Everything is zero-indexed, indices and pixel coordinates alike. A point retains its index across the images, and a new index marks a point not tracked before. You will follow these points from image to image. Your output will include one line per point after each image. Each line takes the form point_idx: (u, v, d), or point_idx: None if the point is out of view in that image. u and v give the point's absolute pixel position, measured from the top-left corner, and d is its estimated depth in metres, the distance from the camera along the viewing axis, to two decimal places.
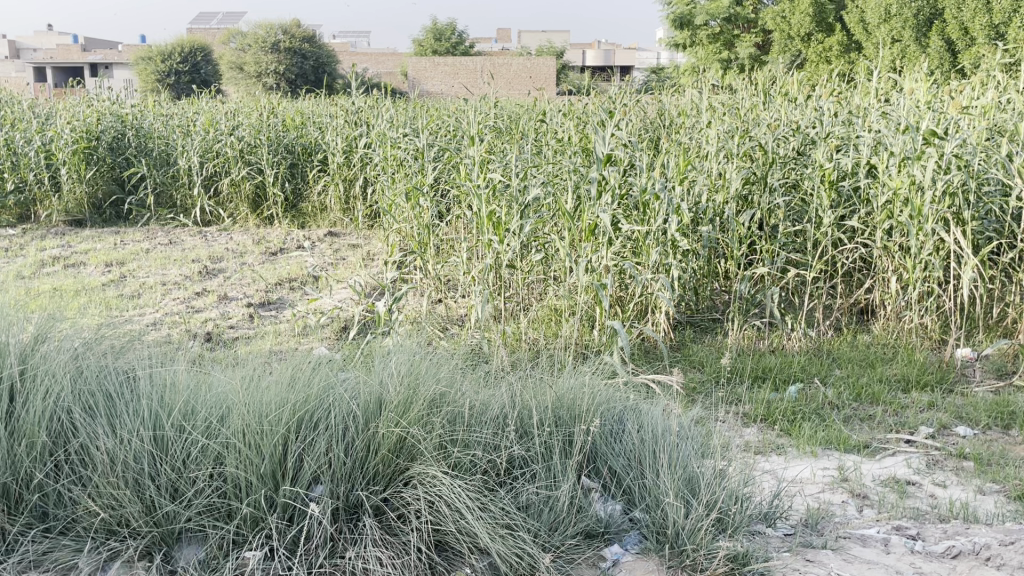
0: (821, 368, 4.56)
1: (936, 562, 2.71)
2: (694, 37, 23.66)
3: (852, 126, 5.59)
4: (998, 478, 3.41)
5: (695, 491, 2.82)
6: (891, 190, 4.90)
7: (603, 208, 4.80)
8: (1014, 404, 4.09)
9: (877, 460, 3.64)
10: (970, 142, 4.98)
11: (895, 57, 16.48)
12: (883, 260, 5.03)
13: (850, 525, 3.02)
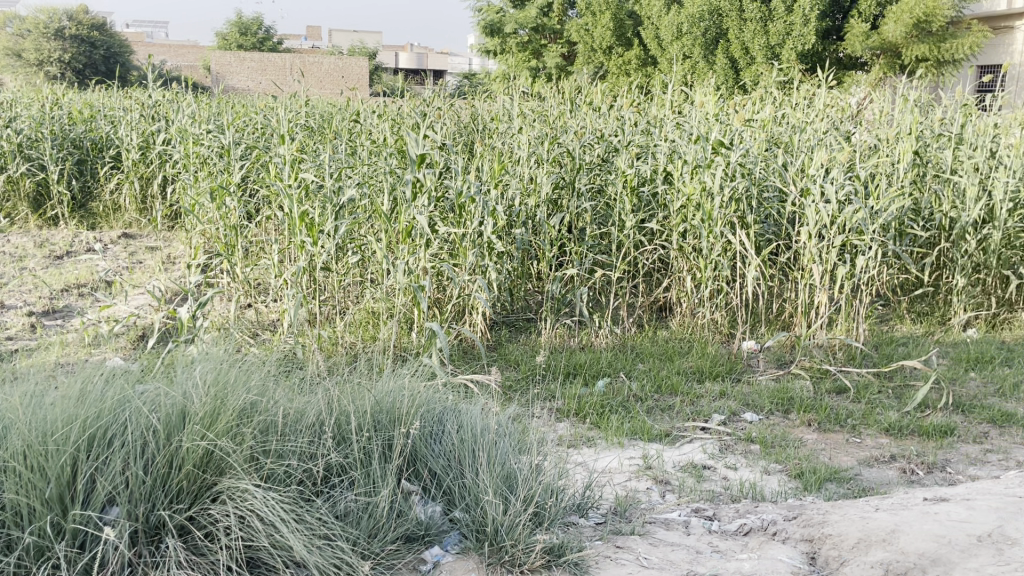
0: (625, 364, 4.81)
1: (730, 540, 2.98)
2: (504, 44, 24.27)
3: (650, 135, 5.95)
4: (780, 459, 3.76)
5: (513, 488, 2.88)
6: (685, 196, 5.29)
7: (419, 209, 4.80)
8: (792, 389, 4.52)
9: (676, 448, 3.90)
10: (752, 152, 5.45)
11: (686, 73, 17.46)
12: (679, 260, 5.40)
13: (655, 511, 3.23)
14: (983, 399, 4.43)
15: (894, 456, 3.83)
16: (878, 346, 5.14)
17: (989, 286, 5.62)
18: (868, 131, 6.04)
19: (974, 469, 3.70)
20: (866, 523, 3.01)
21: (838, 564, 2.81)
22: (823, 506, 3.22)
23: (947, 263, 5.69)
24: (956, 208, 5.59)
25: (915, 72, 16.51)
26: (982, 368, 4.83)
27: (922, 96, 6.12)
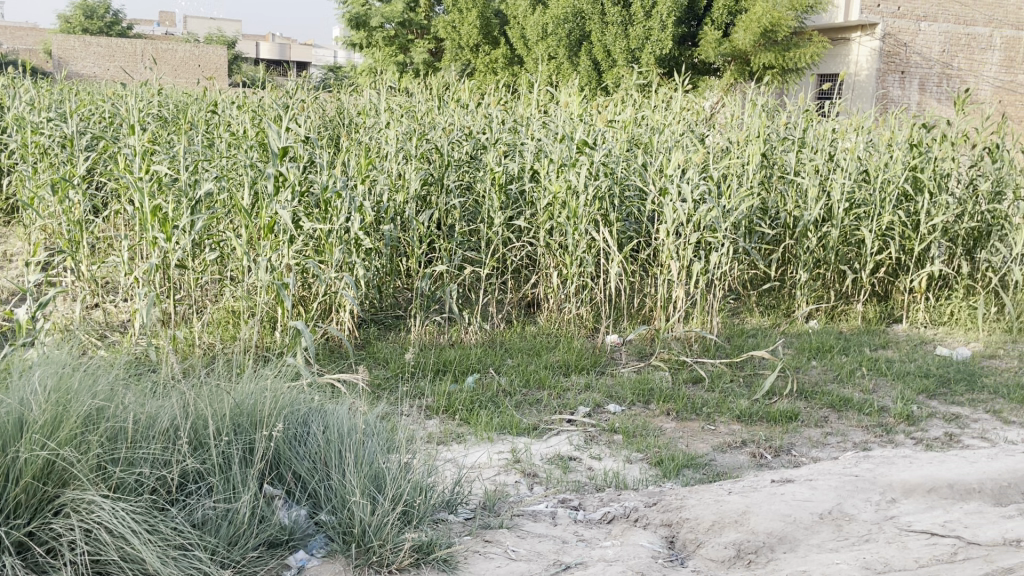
0: (494, 359, 4.86)
1: (595, 528, 3.08)
2: (370, 38, 23.75)
3: (517, 133, 6.02)
4: (642, 447, 3.90)
5: (381, 487, 2.85)
6: (551, 194, 5.40)
7: (283, 205, 4.66)
8: (652, 380, 4.70)
9: (544, 440, 3.98)
10: (615, 152, 5.63)
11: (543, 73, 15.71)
12: (546, 257, 5.51)
13: (523, 503, 3.27)
14: (823, 385, 4.76)
15: (745, 441, 4.05)
16: (731, 338, 5.42)
17: (828, 280, 6.04)
18: (721, 134, 6.36)
19: (816, 450, 3.97)
20: (720, 505, 3.18)
21: (696, 546, 2.96)
22: (681, 492, 3.37)
23: (791, 259, 6.06)
24: (799, 207, 5.96)
25: (762, 80, 16.38)
26: (822, 356, 5.19)
27: (768, 101, 6.50)
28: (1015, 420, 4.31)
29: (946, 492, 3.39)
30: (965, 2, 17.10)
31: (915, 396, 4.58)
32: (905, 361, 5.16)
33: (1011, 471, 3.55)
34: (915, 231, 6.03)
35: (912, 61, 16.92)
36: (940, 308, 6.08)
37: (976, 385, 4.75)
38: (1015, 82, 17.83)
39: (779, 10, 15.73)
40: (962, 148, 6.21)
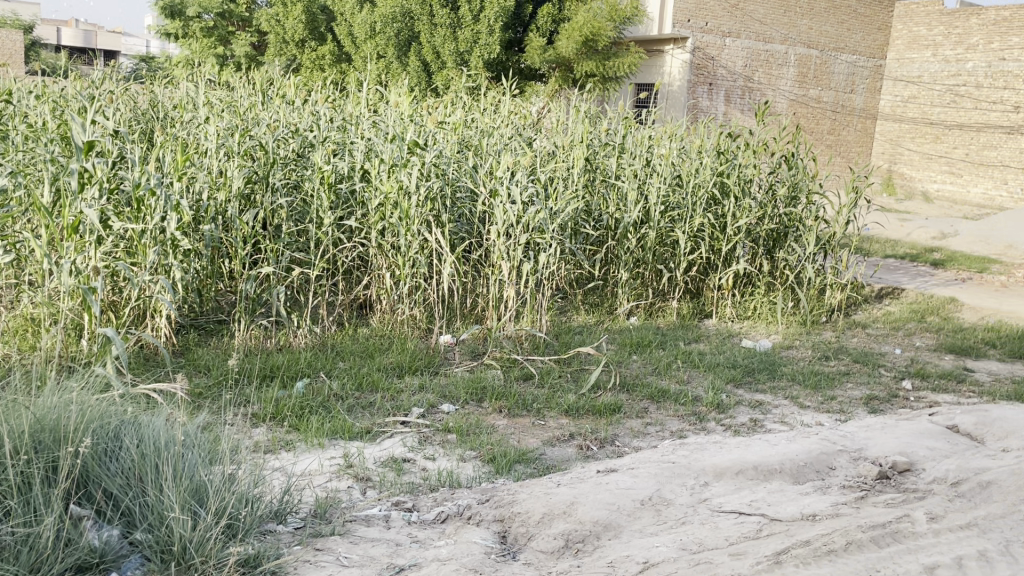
0: (325, 363, 4.75)
1: (428, 528, 3.09)
2: (187, 28, 22.43)
3: (346, 132, 5.91)
4: (474, 445, 3.95)
5: (202, 501, 2.71)
6: (383, 194, 5.34)
7: (89, 202, 4.32)
8: (485, 379, 4.76)
9: (377, 443, 3.94)
10: (445, 153, 5.67)
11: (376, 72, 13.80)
12: (377, 258, 5.45)
13: (355, 508, 3.22)
14: (643, 378, 5.03)
15: (573, 434, 4.20)
16: (559, 335, 5.61)
17: (647, 279, 6.37)
18: (548, 137, 6.56)
19: (638, 440, 4.19)
20: (550, 498, 3.28)
21: (527, 539, 3.04)
22: (513, 487, 3.44)
23: (613, 259, 6.34)
24: (620, 209, 6.25)
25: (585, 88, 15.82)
26: (642, 351, 5.48)
27: (592, 107, 6.78)
28: (809, 404, 4.75)
29: (752, 473, 3.68)
30: (763, 21, 18.50)
31: (724, 385, 4.93)
32: (715, 353, 5.55)
33: (807, 451, 3.91)
34: (723, 232, 6.49)
35: (718, 74, 18.15)
36: (745, 303, 6.59)
37: (776, 374, 5.19)
38: (807, 97, 19.54)
39: (599, 19, 15.12)
40: (762, 156, 6.74)
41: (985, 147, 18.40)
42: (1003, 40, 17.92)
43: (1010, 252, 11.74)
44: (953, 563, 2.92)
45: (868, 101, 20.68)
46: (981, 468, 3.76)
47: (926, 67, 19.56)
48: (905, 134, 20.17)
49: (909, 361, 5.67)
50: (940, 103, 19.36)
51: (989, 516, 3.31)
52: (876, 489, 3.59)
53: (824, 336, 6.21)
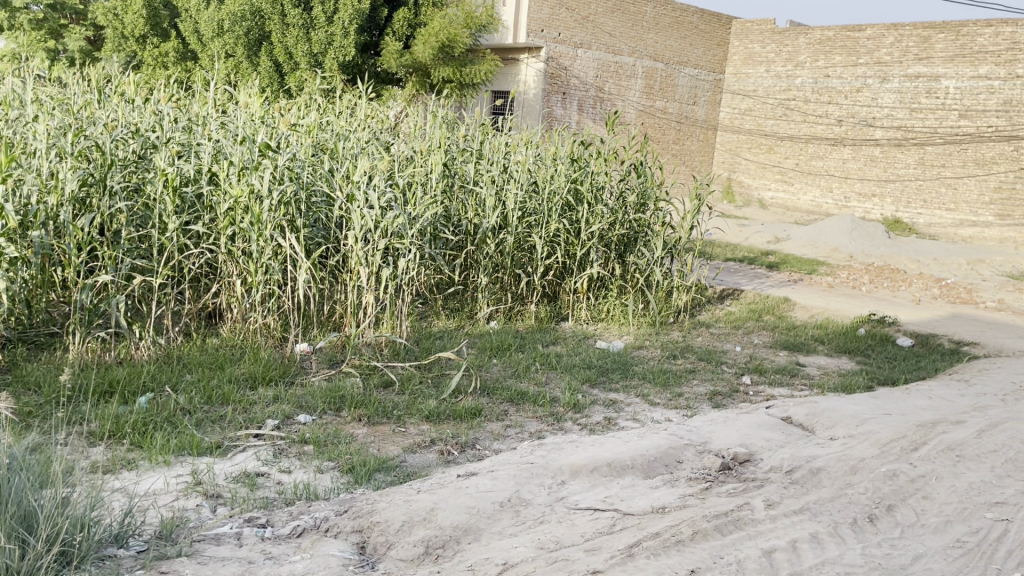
0: (171, 376, 4.51)
1: (283, 544, 2.99)
2: (13, 20, 20.72)
3: (192, 133, 5.65)
4: (332, 456, 3.86)
5: (31, 528, 2.50)
6: (232, 198, 5.14)
7: None
8: (343, 388, 4.66)
9: (228, 459, 3.78)
10: (299, 157, 5.52)
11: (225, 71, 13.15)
12: (227, 264, 5.24)
13: (204, 527, 3.08)
14: (502, 381, 5.09)
15: (433, 440, 4.19)
16: (419, 340, 5.59)
17: (506, 283, 6.45)
18: (405, 142, 6.53)
19: (498, 443, 4.23)
20: (409, 505, 3.26)
21: (385, 548, 3.01)
22: (371, 496, 3.38)
23: (472, 264, 6.38)
24: (479, 215, 6.30)
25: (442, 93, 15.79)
26: (501, 354, 5.55)
27: (449, 113, 6.81)
28: (659, 402, 4.96)
29: (606, 470, 3.80)
30: (612, 33, 19.16)
31: (580, 386, 5.07)
32: (572, 355, 5.70)
33: (656, 446, 4.08)
34: (578, 237, 6.68)
35: (571, 83, 18.66)
36: (600, 305, 6.81)
37: (628, 373, 5.39)
38: (654, 107, 20.50)
39: (455, 25, 15.09)
40: (614, 164, 6.99)
41: (812, 158, 19.81)
42: (827, 59, 19.33)
43: (833, 255, 12.74)
44: (789, 546, 3.13)
45: (709, 113, 21.85)
46: (811, 456, 4.06)
47: (760, 82, 20.91)
48: (743, 145, 21.47)
49: (748, 358, 6.03)
50: (772, 115, 20.67)
51: (819, 500, 3.57)
52: (719, 479, 3.80)
53: (672, 335, 6.51)
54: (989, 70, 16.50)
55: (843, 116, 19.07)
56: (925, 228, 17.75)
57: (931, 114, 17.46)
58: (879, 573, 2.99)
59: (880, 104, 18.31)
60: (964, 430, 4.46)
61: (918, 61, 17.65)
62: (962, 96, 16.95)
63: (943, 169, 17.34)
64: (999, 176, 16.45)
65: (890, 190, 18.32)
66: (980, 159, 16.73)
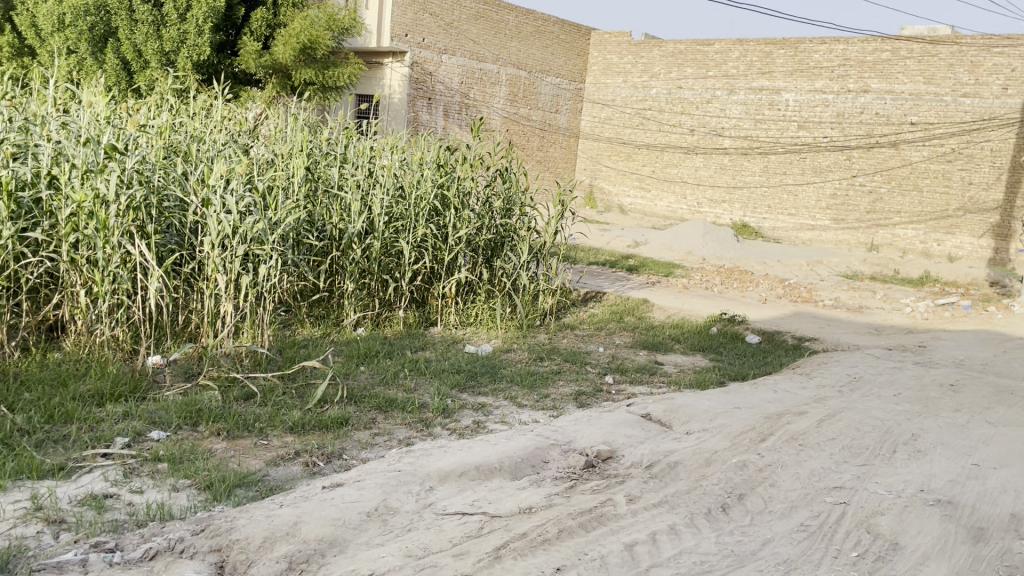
0: (6, 395, 4.18)
1: (134, 569, 2.83)
2: None
3: (29, 133, 5.27)
4: (189, 473, 3.69)
5: None
6: (75, 203, 4.82)
7: None
8: (201, 401, 4.46)
9: (73, 482, 3.54)
10: (150, 159, 5.26)
11: (65, 69, 12.28)
12: (70, 274, 4.92)
13: (45, 556, 2.87)
14: (370, 389, 5.02)
15: (298, 451, 4.08)
16: (282, 350, 5.43)
17: (373, 289, 6.38)
18: (265, 145, 6.33)
19: (365, 452, 4.17)
20: (271, 520, 3.17)
21: (246, 567, 2.91)
22: (231, 513, 3.26)
23: (338, 270, 6.27)
24: (343, 220, 6.20)
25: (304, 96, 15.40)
26: (369, 361, 5.48)
27: (311, 117, 6.67)
28: (526, 404, 5.03)
29: (473, 474, 3.82)
30: (476, 40, 19.34)
31: (449, 391, 5.08)
32: (440, 360, 5.69)
33: (523, 448, 4.14)
34: (445, 242, 6.69)
35: (436, 89, 18.69)
36: (468, 310, 6.85)
37: (496, 377, 5.45)
38: (518, 115, 20.89)
39: (316, 27, 14.81)
40: (479, 169, 7.05)
41: (667, 165, 20.67)
42: (680, 71, 20.25)
43: (688, 258, 13.37)
44: (649, 538, 3.25)
45: (572, 121, 22.42)
46: (670, 451, 4.24)
47: (618, 92, 21.65)
48: (604, 152, 22.16)
49: (611, 358, 6.23)
50: (631, 124, 21.45)
51: (677, 493, 3.73)
52: (584, 477, 3.90)
53: (539, 338, 6.63)
54: (824, 85, 17.76)
55: (695, 126, 20.02)
56: (770, 232, 18.84)
57: (774, 125, 18.60)
58: (732, 559, 3.16)
59: (729, 115, 19.34)
60: (806, 420, 4.78)
61: (761, 75, 18.78)
62: (801, 109, 18.16)
63: (785, 177, 18.51)
64: (833, 183, 17.71)
65: (738, 196, 19.36)
66: (817, 167, 17.96)
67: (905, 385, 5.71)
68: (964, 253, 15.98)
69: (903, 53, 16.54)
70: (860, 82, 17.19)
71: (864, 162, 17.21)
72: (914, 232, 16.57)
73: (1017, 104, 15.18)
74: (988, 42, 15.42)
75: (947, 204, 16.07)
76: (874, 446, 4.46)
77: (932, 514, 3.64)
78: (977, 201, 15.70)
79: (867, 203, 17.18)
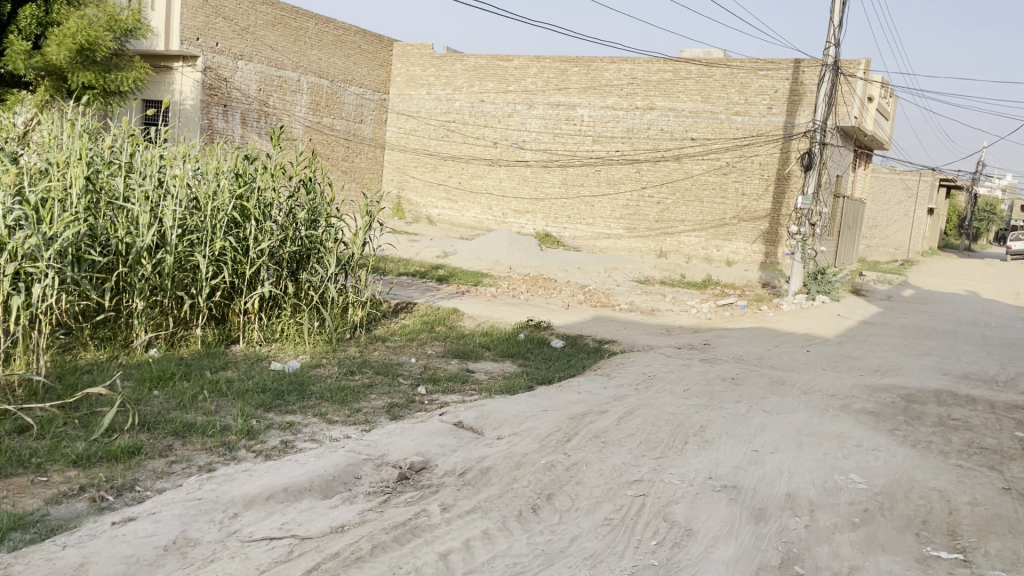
0: None
1: None
2: None
3: None
4: None
5: None
6: None
7: None
8: None
9: None
10: None
11: None
12: None
13: None
14: (165, 414, 4.71)
15: (83, 486, 3.74)
16: (61, 377, 4.96)
17: (166, 306, 6.00)
18: (38, 153, 5.79)
19: (161, 481, 3.90)
20: (53, 564, 2.89)
21: None
22: (5, 559, 2.93)
23: (125, 287, 5.84)
24: (131, 234, 5.79)
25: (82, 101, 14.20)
26: (163, 385, 5.12)
27: (91, 122, 6.17)
28: (336, 420, 4.92)
29: (281, 496, 3.68)
30: (273, 47, 18.74)
31: (254, 411, 4.86)
32: (243, 380, 5.44)
33: (333, 465, 4.04)
34: (245, 255, 6.41)
35: (232, 96, 17.90)
36: (272, 326, 6.60)
37: (305, 394, 5.28)
38: (320, 124, 20.51)
39: (93, 27, 13.68)
40: (281, 179, 6.81)
41: (472, 177, 21.04)
42: (481, 85, 20.71)
43: (495, 267, 13.69)
44: (463, 546, 3.29)
45: (376, 131, 22.27)
46: (482, 457, 4.31)
47: (422, 104, 21.77)
48: (409, 163, 22.21)
49: (423, 368, 6.25)
50: (435, 136, 21.63)
51: (489, 498, 3.80)
52: (397, 490, 3.88)
53: (349, 352, 6.52)
54: (614, 102, 18.83)
55: (497, 139, 20.54)
56: (571, 241, 19.69)
57: (571, 139, 19.47)
58: (542, 558, 3.26)
59: (529, 129, 20.00)
60: (608, 419, 5.04)
61: (558, 91, 19.59)
62: (595, 124, 19.13)
63: (582, 189, 19.43)
64: (626, 195, 18.81)
65: (540, 207, 20.08)
66: (610, 180, 19.00)
67: (693, 381, 6.17)
68: (739, 257, 17.50)
69: (683, 74, 17.89)
70: (647, 100, 18.39)
71: (652, 174, 18.42)
72: (697, 239, 17.96)
73: (780, 123, 16.84)
74: (754, 66, 17.00)
75: (724, 214, 17.56)
76: (668, 439, 4.79)
77: (720, 499, 3.95)
78: (749, 210, 17.27)
79: (655, 213, 18.40)
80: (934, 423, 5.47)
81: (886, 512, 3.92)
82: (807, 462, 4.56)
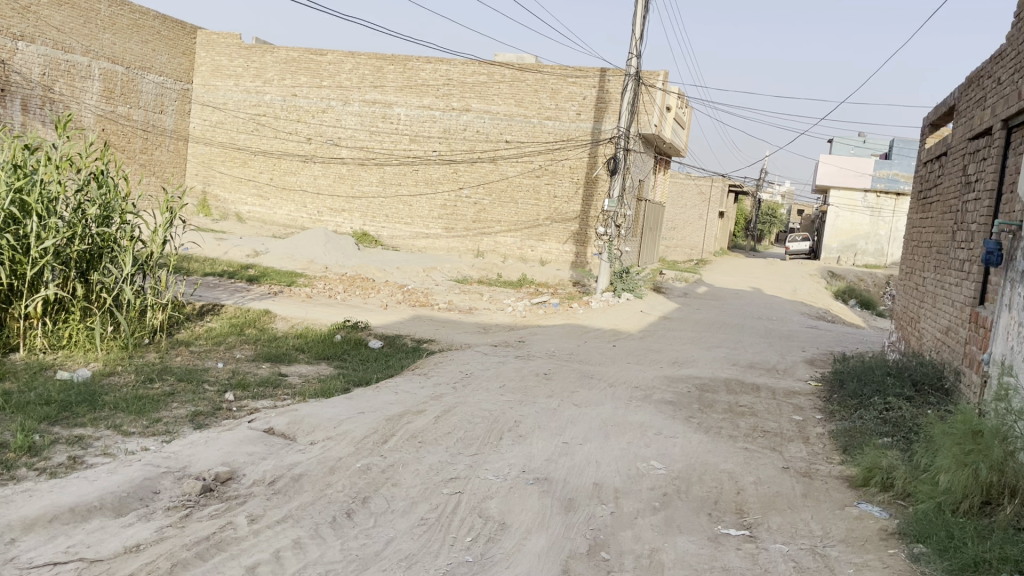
0: None
1: None
2: None
3: None
4: None
5: None
6: None
7: None
8: None
9: None
10: None
11: None
12: None
13: None
14: None
15: None
16: None
17: None
18: None
19: None
20: None
21: None
22: None
23: None
24: None
25: None
26: None
27: None
28: (133, 431, 4.59)
29: (67, 516, 3.37)
30: (61, 28, 17.31)
31: (36, 425, 4.43)
32: (23, 392, 4.95)
33: (128, 481, 3.76)
34: (26, 254, 5.85)
35: (10, 79, 16.43)
36: (58, 331, 6.07)
37: (97, 405, 4.89)
38: (115, 113, 19.17)
39: None
40: (68, 172, 6.26)
41: (285, 173, 20.33)
42: (294, 78, 20.03)
43: (310, 267, 13.34)
44: (272, 557, 3.17)
45: (178, 122, 21.01)
46: (293, 464, 4.18)
47: (229, 95, 20.73)
48: (216, 157, 21.11)
49: (230, 373, 5.97)
50: (244, 130, 20.67)
51: (301, 505, 3.69)
52: (200, 503, 3.67)
53: (146, 358, 6.10)
54: (431, 102, 18.86)
55: (311, 134, 19.96)
56: (389, 240, 19.54)
57: (387, 138, 19.28)
58: (356, 563, 3.21)
59: (344, 126, 19.60)
60: (423, 418, 5.04)
61: (373, 88, 19.33)
62: (412, 123, 19.05)
63: (400, 188, 19.31)
64: (444, 195, 18.90)
65: (357, 205, 19.75)
66: (428, 179, 19.01)
67: (508, 377, 6.30)
68: (552, 257, 18.12)
69: (497, 77, 18.20)
70: (462, 102, 18.56)
71: (469, 175, 18.61)
72: (512, 239, 18.40)
73: (588, 128, 17.60)
74: (564, 73, 17.62)
75: (538, 215, 18.12)
76: (483, 435, 4.87)
77: (532, 492, 4.07)
78: (561, 212, 17.92)
79: (472, 213, 18.65)
80: (723, 410, 5.93)
81: (682, 495, 4.19)
82: (613, 451, 4.79)
